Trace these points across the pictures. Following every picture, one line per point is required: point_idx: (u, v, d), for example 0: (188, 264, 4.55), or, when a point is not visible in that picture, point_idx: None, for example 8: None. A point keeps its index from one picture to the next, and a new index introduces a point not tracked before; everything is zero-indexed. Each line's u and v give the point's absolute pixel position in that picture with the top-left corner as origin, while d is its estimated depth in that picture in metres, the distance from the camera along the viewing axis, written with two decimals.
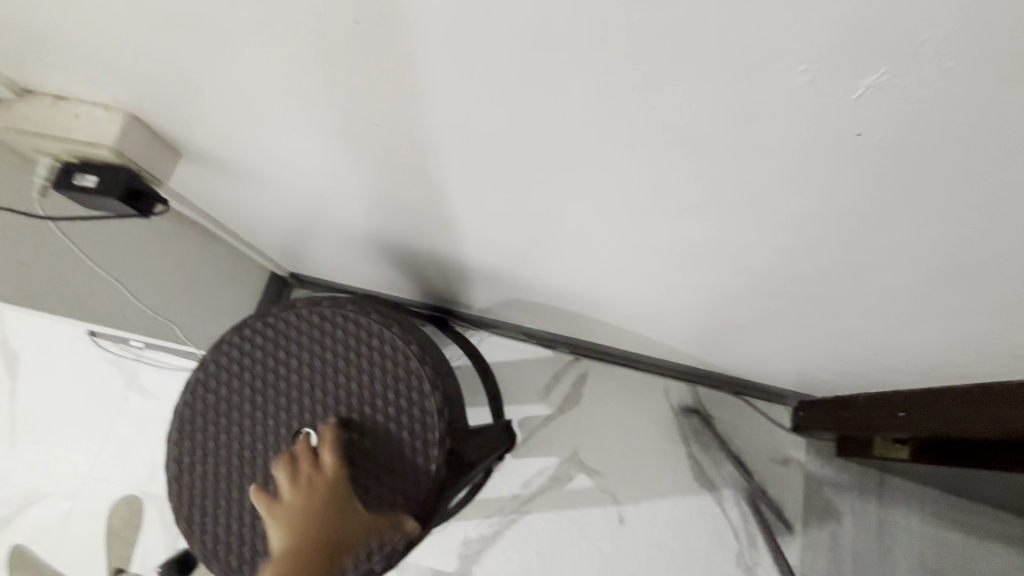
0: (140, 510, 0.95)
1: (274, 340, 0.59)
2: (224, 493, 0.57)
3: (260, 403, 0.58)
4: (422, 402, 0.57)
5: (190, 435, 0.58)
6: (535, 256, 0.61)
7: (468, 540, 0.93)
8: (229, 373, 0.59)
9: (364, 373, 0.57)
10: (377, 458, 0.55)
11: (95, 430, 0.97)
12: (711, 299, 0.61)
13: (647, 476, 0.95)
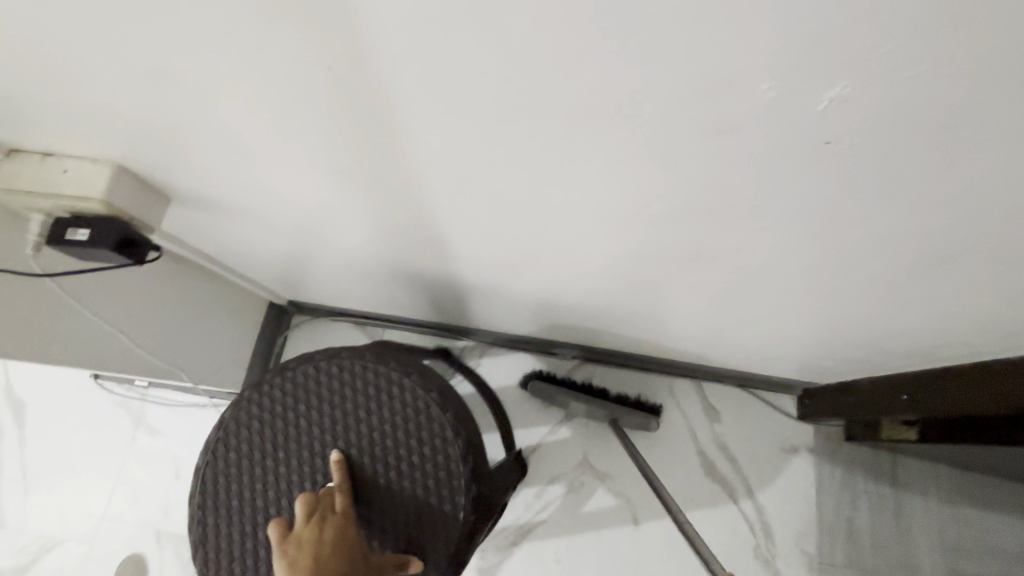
0: (155, 549, 0.94)
1: (294, 394, 0.59)
2: (250, 543, 0.57)
3: (283, 457, 0.57)
4: (445, 450, 0.57)
5: (213, 492, 0.58)
6: (530, 271, 0.61)
7: (485, 554, 0.93)
8: (250, 425, 0.58)
9: (387, 422, 0.58)
10: (405, 506, 0.56)
11: (106, 473, 0.97)
12: (706, 298, 0.62)
13: (659, 475, 0.95)
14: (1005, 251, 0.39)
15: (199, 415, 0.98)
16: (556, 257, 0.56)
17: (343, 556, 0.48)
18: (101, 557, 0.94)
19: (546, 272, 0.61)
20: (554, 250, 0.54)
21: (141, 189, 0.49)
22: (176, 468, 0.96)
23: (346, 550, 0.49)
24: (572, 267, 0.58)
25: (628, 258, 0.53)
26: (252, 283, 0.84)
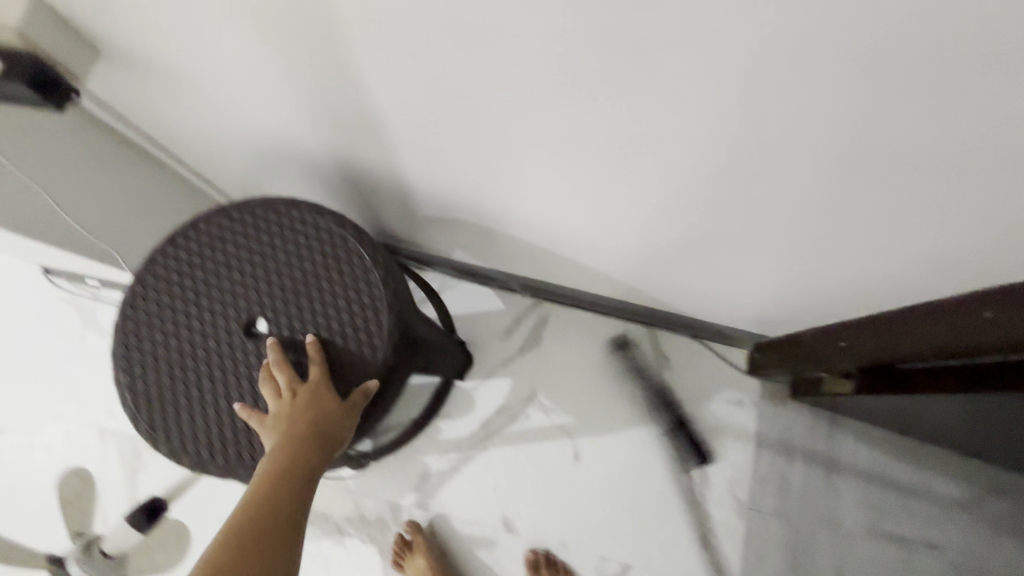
0: (98, 446, 0.93)
1: (208, 246, 0.55)
2: (175, 402, 0.53)
3: (203, 307, 0.54)
4: (365, 277, 0.55)
5: (137, 342, 0.54)
6: (477, 174, 0.61)
7: (426, 475, 0.93)
8: (173, 274, 0.55)
9: (304, 260, 0.55)
10: (329, 333, 0.54)
11: (52, 369, 0.96)
12: (650, 216, 0.61)
13: (604, 415, 0.96)
14: (927, 157, 0.37)
15: None
16: (500, 151, 0.55)
17: (310, 418, 0.48)
18: (42, 450, 0.93)
19: (493, 174, 0.60)
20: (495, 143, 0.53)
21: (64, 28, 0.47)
22: None
23: (313, 411, 0.49)
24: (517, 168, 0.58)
25: (569, 157, 0.53)
26: (206, 181, 0.83)
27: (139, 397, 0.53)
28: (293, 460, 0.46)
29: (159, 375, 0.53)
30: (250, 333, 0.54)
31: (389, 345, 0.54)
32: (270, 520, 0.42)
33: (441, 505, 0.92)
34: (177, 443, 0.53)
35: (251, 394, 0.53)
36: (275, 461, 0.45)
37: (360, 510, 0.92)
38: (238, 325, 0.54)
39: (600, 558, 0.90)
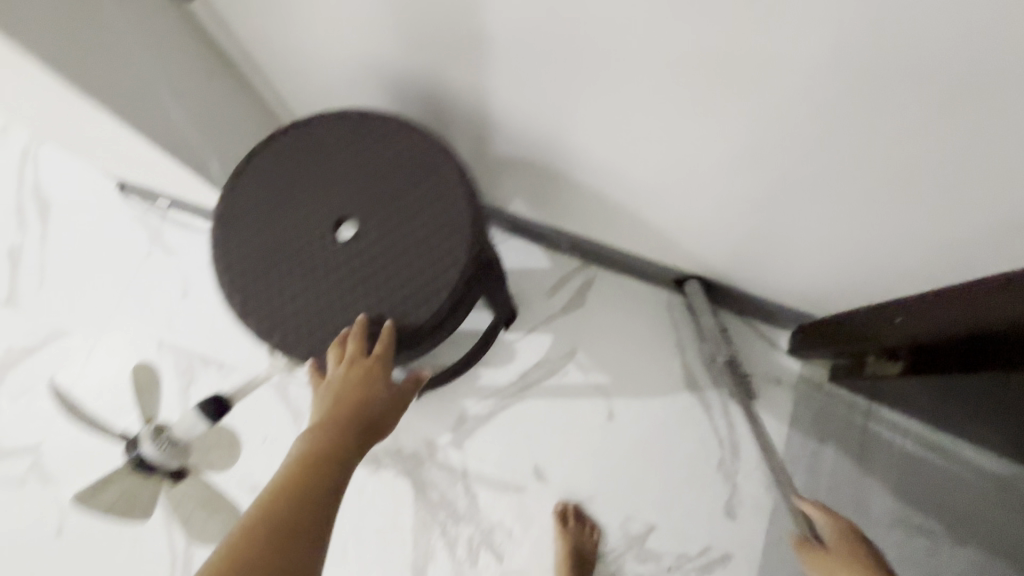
0: (155, 357, 0.97)
1: (305, 148, 0.56)
2: (265, 291, 0.55)
3: (297, 205, 0.55)
4: (454, 194, 0.56)
5: (231, 232, 0.55)
6: (563, 106, 0.62)
7: (464, 417, 0.96)
8: (269, 172, 0.56)
9: (396, 171, 0.56)
10: (416, 242, 0.55)
11: (118, 279, 1.00)
12: (728, 167, 0.62)
13: (642, 379, 0.98)
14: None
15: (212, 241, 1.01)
16: (589, 81, 0.56)
17: (361, 403, 0.49)
18: (99, 354, 0.97)
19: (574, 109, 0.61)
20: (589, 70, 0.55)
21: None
22: (187, 285, 1.00)
23: (366, 395, 0.49)
24: (602, 101, 0.59)
25: (660, 91, 0.54)
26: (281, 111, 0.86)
27: (232, 283, 0.55)
28: (341, 438, 0.46)
29: (252, 264, 0.55)
30: (340, 230, 0.56)
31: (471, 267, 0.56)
32: (317, 497, 0.41)
33: (476, 447, 0.94)
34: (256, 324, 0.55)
35: (339, 290, 0.55)
36: (323, 440, 0.45)
37: (399, 443, 0.95)
38: (330, 221, 0.56)
39: (626, 516, 0.92)
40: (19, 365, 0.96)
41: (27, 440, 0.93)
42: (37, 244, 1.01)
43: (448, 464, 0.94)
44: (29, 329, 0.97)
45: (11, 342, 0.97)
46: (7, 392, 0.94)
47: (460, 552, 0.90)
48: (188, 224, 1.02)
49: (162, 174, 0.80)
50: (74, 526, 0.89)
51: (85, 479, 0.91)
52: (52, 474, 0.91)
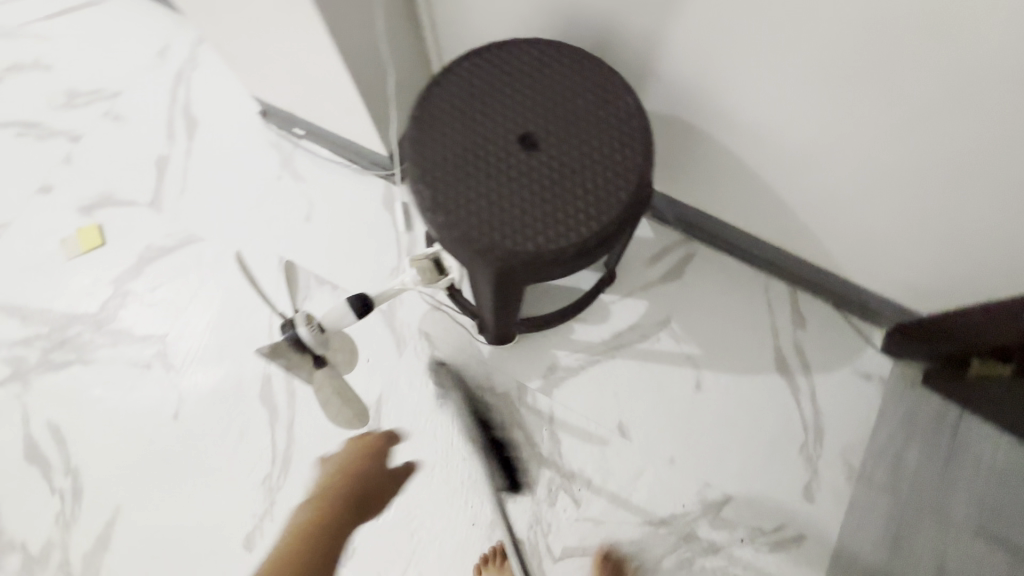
0: (274, 271, 1.04)
1: (498, 68, 0.62)
2: (450, 186, 0.59)
3: (488, 115, 0.60)
4: (631, 121, 0.60)
5: (425, 132, 0.60)
6: (735, 52, 0.66)
7: (555, 366, 0.99)
8: (465, 84, 0.61)
9: (580, 95, 0.61)
10: (594, 160, 0.59)
11: (250, 195, 1.08)
12: (893, 115, 0.65)
13: (731, 355, 1.00)
14: None
15: (339, 173, 1.08)
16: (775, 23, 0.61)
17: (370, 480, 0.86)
18: (225, 262, 1.04)
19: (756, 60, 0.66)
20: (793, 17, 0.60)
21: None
22: (311, 208, 1.07)
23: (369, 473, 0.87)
24: (791, 51, 0.63)
25: (849, 29, 0.58)
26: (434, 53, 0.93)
27: (421, 177, 0.59)
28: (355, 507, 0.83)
29: (441, 163, 0.59)
30: (524, 146, 0.59)
31: (637, 201, 0.59)
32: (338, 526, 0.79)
33: (564, 396, 0.98)
34: (432, 213, 0.58)
35: (518, 194, 0.58)
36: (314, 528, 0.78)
37: (491, 382, 0.99)
38: (516, 135, 0.59)
39: (703, 484, 0.94)
40: (155, 262, 1.04)
41: (155, 330, 1.01)
42: (183, 156, 1.11)
43: (536, 408, 0.97)
44: (167, 230, 1.06)
45: (150, 240, 1.06)
46: (142, 284, 1.03)
47: (540, 492, 0.93)
48: (318, 154, 1.09)
49: (325, 95, 0.88)
50: (190, 413, 0.97)
51: (205, 372, 0.99)
52: (175, 363, 0.99)
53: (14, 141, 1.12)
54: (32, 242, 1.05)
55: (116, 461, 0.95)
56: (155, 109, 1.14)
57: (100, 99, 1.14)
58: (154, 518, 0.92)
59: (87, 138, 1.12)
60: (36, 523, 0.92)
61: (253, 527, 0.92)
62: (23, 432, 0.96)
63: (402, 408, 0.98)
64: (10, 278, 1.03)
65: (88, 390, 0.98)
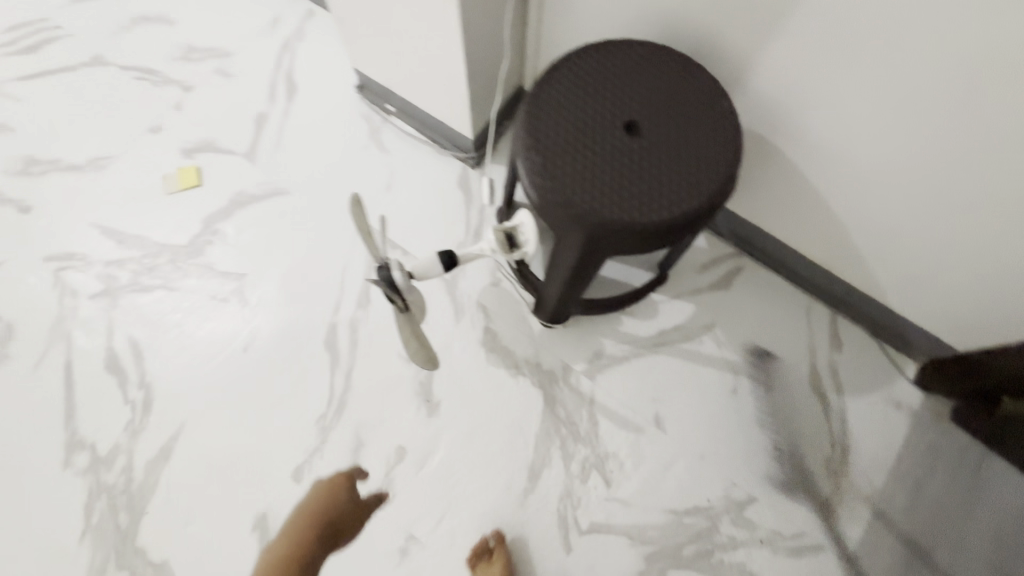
0: (351, 231, 1.12)
1: (612, 61, 0.69)
2: (558, 158, 0.66)
3: (600, 100, 0.67)
4: (722, 123, 0.68)
5: (542, 108, 0.68)
6: (820, 78, 0.74)
7: (601, 353, 1.05)
8: (582, 71, 0.69)
9: (680, 94, 0.68)
10: (687, 152, 0.67)
11: (336, 160, 1.17)
12: (958, 151, 0.71)
13: (769, 367, 1.05)
14: None
15: (421, 150, 1.17)
16: (862, 54, 0.68)
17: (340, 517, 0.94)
18: (307, 217, 1.13)
19: (843, 88, 0.73)
20: (889, 55, 0.66)
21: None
22: (391, 178, 1.16)
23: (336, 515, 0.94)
24: (879, 85, 0.70)
25: (932, 68, 0.65)
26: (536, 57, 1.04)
27: (534, 146, 0.66)
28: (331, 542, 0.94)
29: (553, 136, 0.67)
30: (626, 131, 0.67)
31: (719, 193, 0.67)
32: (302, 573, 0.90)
33: (606, 382, 1.03)
34: (538, 180, 0.66)
35: (619, 172, 0.65)
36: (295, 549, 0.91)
37: (538, 359, 1.05)
38: (621, 120, 0.67)
39: (729, 482, 0.98)
40: (244, 208, 1.13)
41: (237, 269, 1.09)
42: (280, 117, 1.20)
43: (579, 389, 1.03)
44: (258, 181, 1.15)
45: (241, 188, 1.14)
46: (230, 227, 1.12)
47: (574, 468, 0.98)
48: (404, 131, 1.18)
49: (432, 73, 0.96)
50: (259, 348, 1.04)
51: (277, 313, 1.06)
52: (251, 302, 1.07)
53: (130, 84, 1.22)
54: (135, 176, 1.15)
55: (185, 383, 1.02)
56: (261, 72, 1.24)
57: (213, 56, 1.25)
58: (214, 440, 0.99)
59: (197, 90, 1.22)
60: (106, 429, 0.99)
61: (303, 461, 0.98)
62: (105, 345, 1.04)
63: (453, 372, 1.04)
64: (112, 205, 1.12)
65: (168, 316, 1.06)
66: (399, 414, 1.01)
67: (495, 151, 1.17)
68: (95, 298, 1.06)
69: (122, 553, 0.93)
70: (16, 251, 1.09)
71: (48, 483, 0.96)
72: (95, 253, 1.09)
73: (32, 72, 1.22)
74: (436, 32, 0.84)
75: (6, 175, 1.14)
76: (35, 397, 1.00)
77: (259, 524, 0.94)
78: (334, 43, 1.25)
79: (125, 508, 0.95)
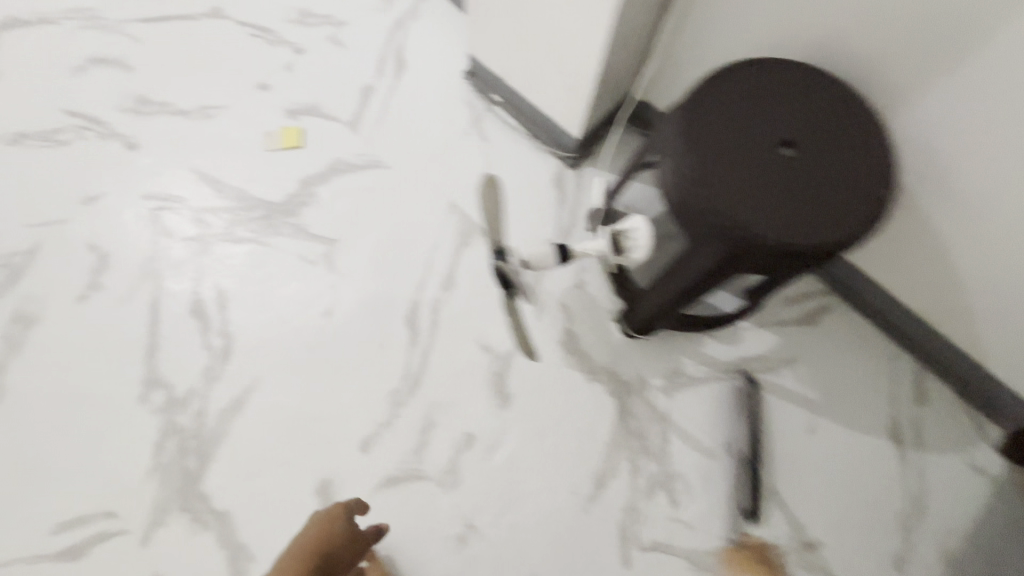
0: (444, 213, 1.12)
1: (775, 78, 0.69)
2: (709, 163, 0.66)
3: (759, 115, 0.67)
4: (879, 158, 0.67)
5: (700, 112, 0.68)
6: (977, 127, 0.72)
7: (679, 372, 1.04)
8: (744, 83, 0.69)
9: (842, 123, 0.67)
10: (841, 181, 0.66)
11: (437, 141, 1.18)
12: None
13: (849, 411, 1.03)
14: None
15: (522, 143, 1.17)
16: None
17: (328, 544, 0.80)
18: (402, 193, 1.14)
19: (1001, 140, 0.71)
20: (1016, 106, 0.67)
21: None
22: (488, 166, 1.16)
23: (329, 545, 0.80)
24: None
25: None
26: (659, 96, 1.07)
27: (686, 147, 0.67)
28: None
29: (706, 141, 0.67)
30: (784, 149, 0.66)
31: (877, 214, 0.66)
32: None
33: (681, 401, 1.02)
34: (693, 193, 0.66)
35: (768, 188, 0.65)
36: None
37: (616, 368, 1.03)
38: (778, 138, 0.67)
39: (797, 521, 0.96)
40: (342, 175, 1.14)
41: (329, 234, 1.10)
42: (387, 92, 1.21)
43: (654, 404, 1.01)
44: (359, 150, 1.16)
45: (341, 155, 1.15)
46: (327, 192, 1.13)
47: (641, 482, 0.97)
48: (507, 121, 1.19)
49: (559, 69, 0.96)
50: (341, 315, 1.05)
51: (363, 284, 1.07)
52: (338, 268, 1.08)
53: (245, 39, 1.24)
54: (240, 129, 1.16)
55: (266, 338, 1.03)
56: (372, 45, 1.25)
57: (327, 23, 1.26)
58: (288, 398, 0.99)
59: (310, 54, 1.23)
60: (184, 372, 1.00)
61: (372, 432, 0.98)
62: (193, 290, 1.05)
63: (529, 368, 1.03)
64: (214, 154, 1.14)
65: (257, 270, 1.07)
66: (471, 401, 1.00)
67: (594, 154, 1.16)
68: (189, 242, 1.08)
69: (186, 496, 0.93)
70: (118, 186, 1.11)
71: (124, 416, 0.97)
72: (193, 199, 1.11)
73: (153, 15, 1.24)
74: (581, 30, 0.84)
75: (118, 112, 1.16)
76: (121, 330, 1.02)
77: (323, 488, 0.94)
78: (447, 26, 1.26)
79: (195, 451, 0.95)
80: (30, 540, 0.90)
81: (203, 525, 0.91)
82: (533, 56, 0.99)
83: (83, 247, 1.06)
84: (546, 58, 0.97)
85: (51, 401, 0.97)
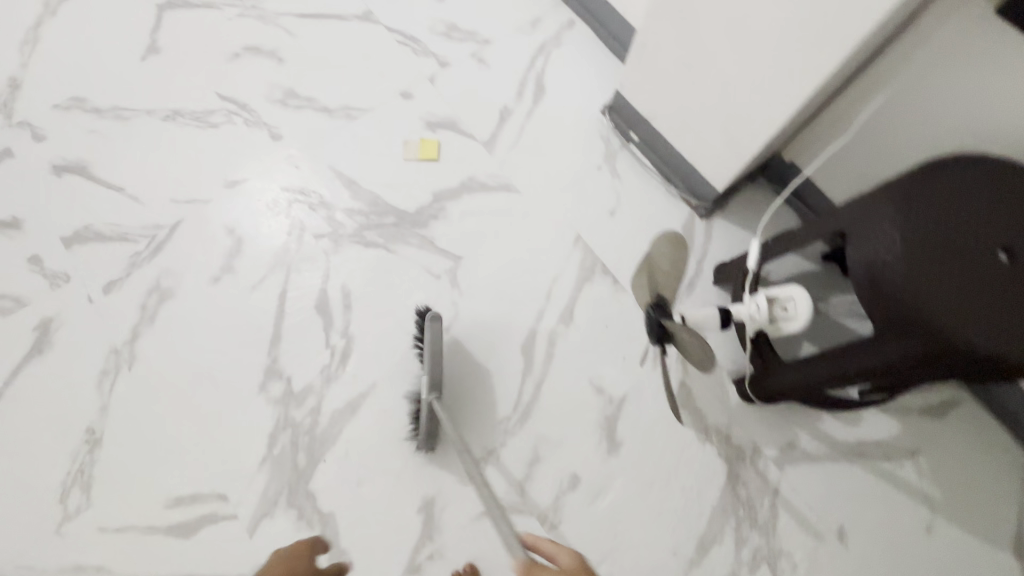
0: (568, 246, 1.12)
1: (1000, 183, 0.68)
2: (921, 251, 0.65)
3: (978, 216, 0.67)
4: None
5: (914, 200, 0.68)
6: None
7: (794, 445, 1.00)
8: (965, 182, 0.68)
9: None
10: None
11: (569, 172, 1.17)
12: None
13: (972, 516, 0.98)
14: None
15: (653, 186, 1.17)
16: None
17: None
18: (530, 220, 1.14)
19: None
20: None
21: (946, 55, 0.73)
22: (617, 204, 1.15)
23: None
24: None
25: None
26: (823, 186, 1.04)
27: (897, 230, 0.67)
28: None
29: (920, 229, 0.66)
30: (1002, 255, 0.65)
31: None
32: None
33: (794, 476, 0.99)
34: (900, 282, 0.65)
35: (982, 291, 0.63)
36: None
37: (728, 431, 1.01)
38: (997, 243, 0.65)
39: None
40: (473, 194, 1.15)
41: (455, 251, 1.10)
42: (524, 116, 1.22)
43: (765, 475, 0.99)
44: (491, 171, 1.17)
45: (474, 174, 1.16)
46: (456, 208, 1.14)
47: (744, 554, 0.94)
48: (640, 162, 1.18)
49: (724, 125, 0.95)
50: (460, 334, 1.05)
51: (483, 306, 1.07)
52: (462, 287, 1.08)
53: (393, 46, 1.26)
54: (379, 134, 1.18)
55: (385, 346, 1.04)
56: (514, 68, 1.26)
57: (473, 40, 1.27)
58: (401, 410, 1.00)
59: (454, 68, 1.25)
60: (304, 368, 1.01)
61: (480, 458, 0.97)
62: (320, 287, 1.06)
63: (640, 417, 1.01)
64: (353, 156, 1.16)
65: (382, 277, 1.08)
66: (580, 441, 0.99)
67: (726, 208, 1.14)
68: (320, 239, 1.10)
69: (295, 492, 0.94)
70: (259, 174, 1.14)
71: (243, 402, 0.99)
72: (329, 197, 1.13)
73: (308, 11, 1.28)
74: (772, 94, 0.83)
75: (266, 101, 1.20)
76: (247, 317, 1.04)
77: (426, 506, 0.94)
78: (589, 59, 1.27)
79: (308, 449, 0.97)
80: (143, 511, 0.92)
81: (309, 524, 0.92)
82: (697, 107, 0.98)
83: (221, 229, 1.09)
84: (711, 111, 0.95)
85: (177, 376, 1.00)
